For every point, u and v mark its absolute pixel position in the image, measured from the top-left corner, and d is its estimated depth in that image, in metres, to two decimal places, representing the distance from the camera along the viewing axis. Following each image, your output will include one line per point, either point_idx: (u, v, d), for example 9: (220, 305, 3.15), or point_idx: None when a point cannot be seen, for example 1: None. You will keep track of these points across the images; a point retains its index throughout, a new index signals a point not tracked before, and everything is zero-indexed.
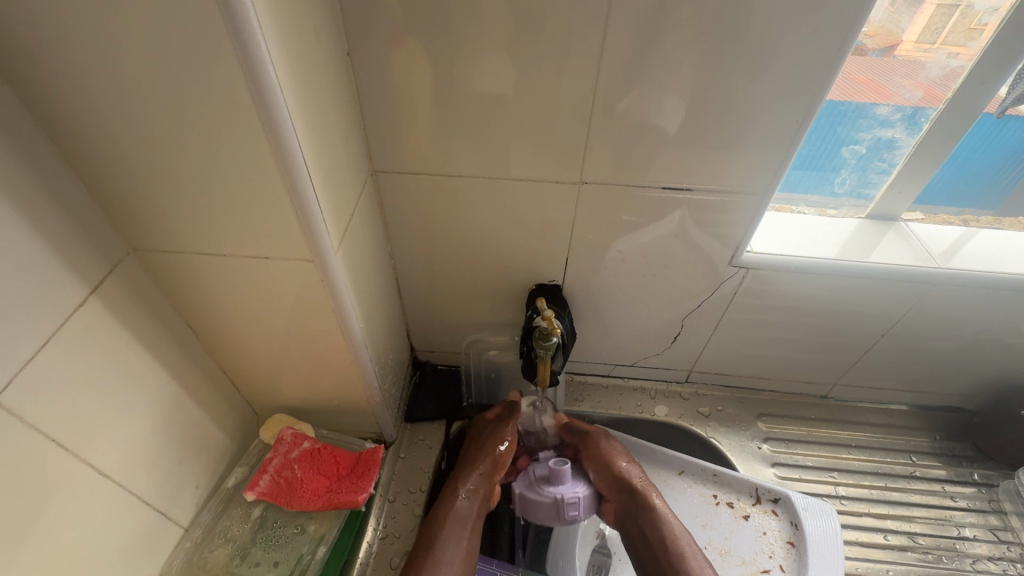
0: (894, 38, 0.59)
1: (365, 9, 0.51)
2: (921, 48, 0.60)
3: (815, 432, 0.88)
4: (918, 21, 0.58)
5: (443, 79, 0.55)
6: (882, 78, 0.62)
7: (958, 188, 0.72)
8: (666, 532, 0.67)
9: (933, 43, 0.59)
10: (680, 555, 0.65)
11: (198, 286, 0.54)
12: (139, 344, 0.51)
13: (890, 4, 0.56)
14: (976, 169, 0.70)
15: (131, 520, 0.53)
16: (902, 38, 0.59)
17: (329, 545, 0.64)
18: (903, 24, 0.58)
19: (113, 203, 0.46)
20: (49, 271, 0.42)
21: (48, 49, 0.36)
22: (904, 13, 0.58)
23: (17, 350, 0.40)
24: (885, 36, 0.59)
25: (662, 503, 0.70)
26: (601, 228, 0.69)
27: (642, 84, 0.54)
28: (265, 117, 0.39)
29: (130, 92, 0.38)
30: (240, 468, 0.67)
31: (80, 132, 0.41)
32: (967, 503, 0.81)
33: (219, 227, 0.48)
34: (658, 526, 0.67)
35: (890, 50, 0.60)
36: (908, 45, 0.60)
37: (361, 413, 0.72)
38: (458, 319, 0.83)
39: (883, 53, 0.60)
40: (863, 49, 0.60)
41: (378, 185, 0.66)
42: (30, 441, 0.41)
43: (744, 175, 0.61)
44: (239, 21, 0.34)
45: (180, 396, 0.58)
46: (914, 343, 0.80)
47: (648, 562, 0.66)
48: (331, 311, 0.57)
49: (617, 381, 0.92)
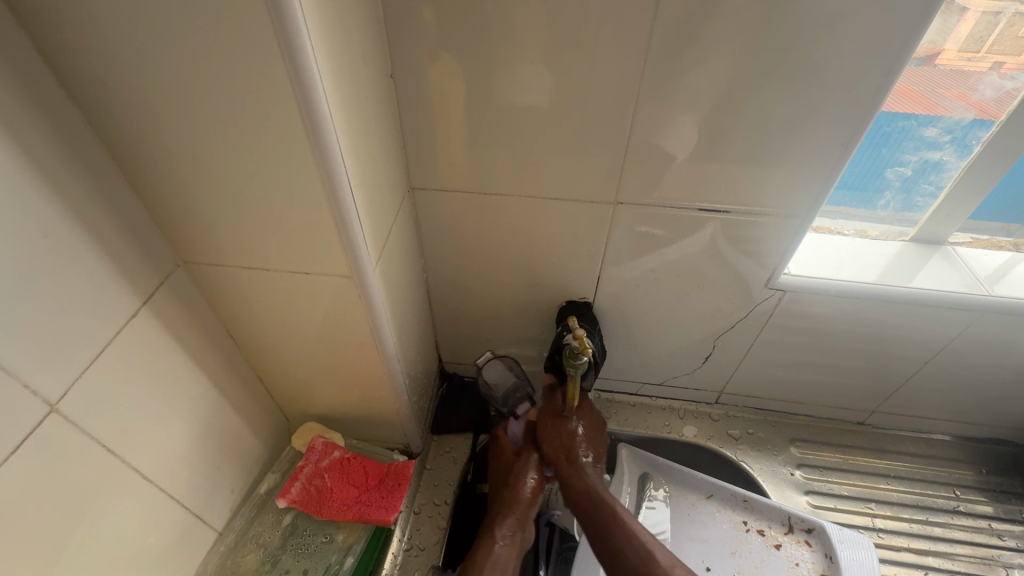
0: (936, 47, 0.56)
1: (411, 32, 0.52)
2: (965, 57, 0.57)
3: (850, 459, 0.85)
4: (962, 29, 0.55)
5: (483, 99, 0.56)
6: (927, 90, 0.59)
7: (1009, 210, 0.69)
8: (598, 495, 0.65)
9: (978, 51, 0.57)
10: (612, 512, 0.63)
11: (241, 297, 0.55)
12: (184, 352, 0.53)
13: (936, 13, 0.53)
14: None
15: (169, 524, 0.54)
16: (944, 47, 0.56)
17: (356, 556, 0.65)
18: (947, 33, 0.55)
19: (167, 217, 0.48)
20: (107, 283, 0.44)
21: (119, 74, 0.38)
22: (949, 23, 0.54)
23: (75, 358, 0.42)
24: (927, 46, 0.55)
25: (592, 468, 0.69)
26: (633, 247, 0.68)
27: (678, 105, 0.54)
28: (315, 139, 0.41)
29: (190, 114, 0.40)
30: (271, 475, 0.69)
31: (142, 151, 0.43)
32: (1017, 543, 0.77)
33: (264, 243, 0.49)
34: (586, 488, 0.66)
35: (931, 59, 0.57)
36: (950, 54, 0.57)
37: (390, 423, 0.73)
38: (487, 332, 0.84)
39: (924, 63, 0.57)
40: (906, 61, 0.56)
41: (414, 201, 0.67)
42: (84, 444, 0.43)
43: (784, 196, 0.60)
44: (296, 48, 0.36)
45: (220, 403, 0.60)
46: (960, 373, 0.77)
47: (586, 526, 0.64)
48: (367, 325, 0.58)
49: (644, 399, 0.91)
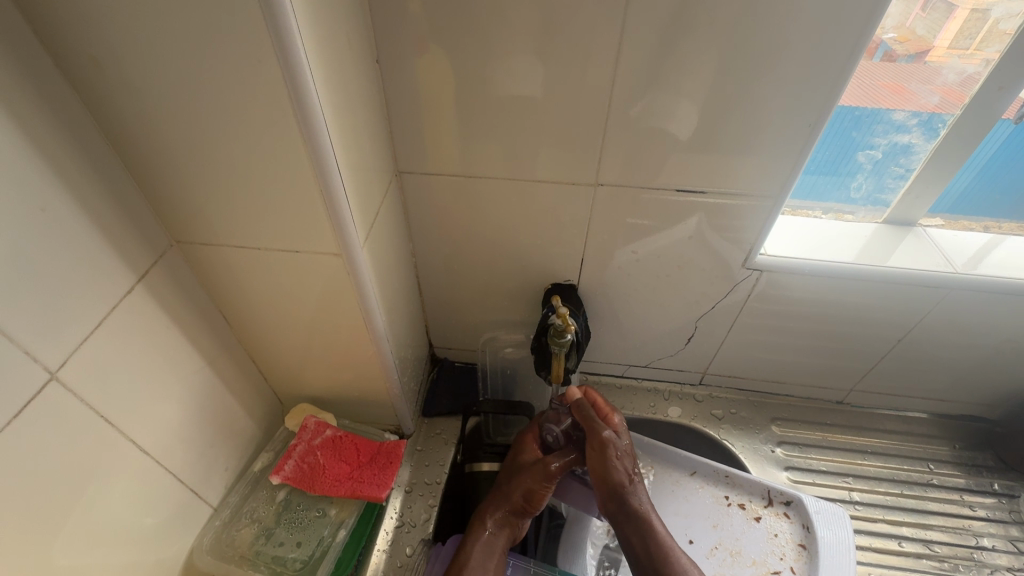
0: (925, 44, 0.60)
1: (394, 19, 0.54)
2: (955, 54, 0.60)
3: (830, 437, 0.87)
4: (950, 27, 0.59)
5: (466, 83, 0.58)
6: (913, 84, 0.62)
7: (977, 192, 0.72)
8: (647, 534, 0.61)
9: (968, 48, 0.59)
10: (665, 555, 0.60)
11: (233, 277, 0.57)
12: (178, 330, 0.55)
13: (919, 10, 0.57)
14: (998, 174, 0.69)
15: (166, 497, 0.56)
16: (933, 44, 0.60)
17: (348, 529, 0.66)
18: (936, 30, 0.59)
19: (159, 197, 0.49)
20: (103, 259, 0.45)
21: (110, 55, 0.40)
22: (934, 21, 0.58)
23: (73, 331, 0.43)
24: (914, 42, 0.59)
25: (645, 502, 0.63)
26: (615, 229, 0.70)
27: (654, 89, 0.56)
28: (302, 120, 0.42)
29: (180, 94, 0.42)
30: (265, 454, 0.70)
31: (135, 132, 0.44)
32: (987, 513, 0.80)
33: (255, 222, 0.51)
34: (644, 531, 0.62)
35: (921, 56, 0.60)
36: (940, 51, 0.60)
37: (381, 405, 0.75)
38: (476, 317, 0.86)
39: (914, 59, 0.61)
40: (893, 55, 0.60)
41: (401, 186, 0.69)
42: (82, 414, 0.45)
43: (757, 178, 0.63)
44: (282, 29, 0.37)
45: (214, 382, 0.61)
46: (932, 351, 0.79)
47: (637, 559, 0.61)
48: (356, 305, 0.59)
49: (631, 381, 0.93)
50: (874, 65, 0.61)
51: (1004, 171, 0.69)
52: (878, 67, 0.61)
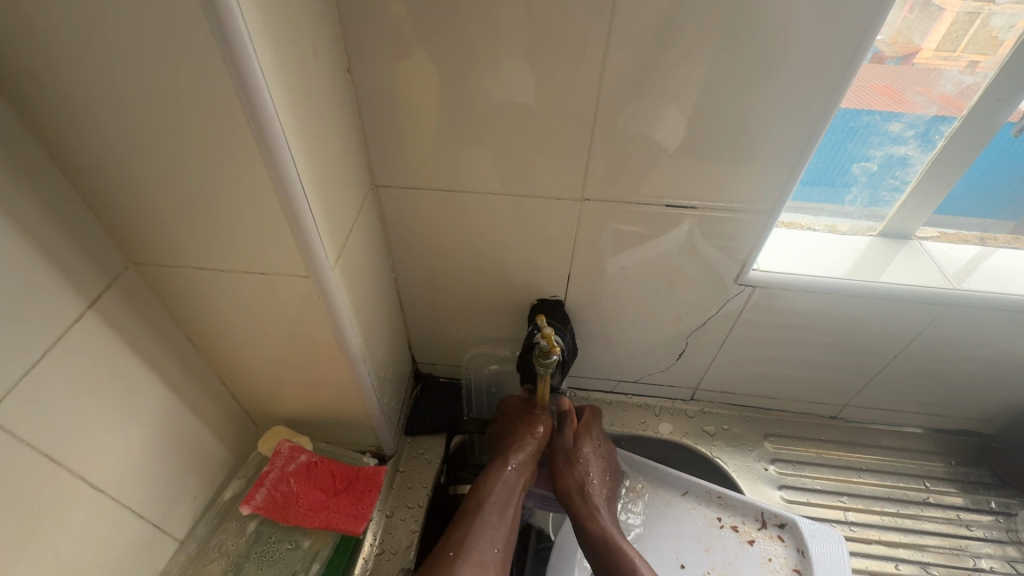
0: (913, 46, 0.57)
1: (366, 26, 0.51)
2: (941, 56, 0.57)
3: (824, 453, 0.85)
4: (937, 29, 0.56)
5: (442, 92, 0.55)
6: (901, 87, 0.59)
7: (973, 204, 0.70)
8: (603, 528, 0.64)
9: (953, 50, 0.57)
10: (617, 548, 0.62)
11: (196, 298, 0.54)
12: (136, 357, 0.51)
13: (909, 10, 0.54)
14: (995, 185, 0.67)
15: (125, 535, 0.52)
16: (920, 46, 0.57)
17: (322, 562, 0.63)
18: (923, 31, 0.56)
19: (111, 217, 0.46)
20: (46, 286, 0.42)
21: (46, 67, 0.36)
22: (923, 22, 0.55)
23: (12, 367, 0.40)
24: (903, 43, 0.57)
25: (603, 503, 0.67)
26: (603, 244, 0.68)
27: (641, 99, 0.54)
28: (260, 135, 0.39)
29: (127, 109, 0.38)
30: (237, 481, 0.67)
31: (80, 148, 0.41)
32: (984, 533, 0.78)
33: (217, 244, 0.48)
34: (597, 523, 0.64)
35: (909, 58, 0.58)
36: (928, 53, 0.57)
37: (360, 426, 0.72)
38: (460, 332, 0.83)
39: (902, 61, 0.58)
40: (882, 57, 0.57)
41: (379, 199, 0.66)
42: (24, 455, 0.42)
43: (749, 191, 0.61)
44: (233, 38, 0.34)
45: (178, 409, 0.58)
46: (928, 366, 0.77)
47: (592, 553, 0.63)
48: (329, 326, 0.56)
49: (621, 397, 0.90)
50: (863, 66, 0.57)
51: (1002, 179, 0.66)
52: (867, 68, 0.58)
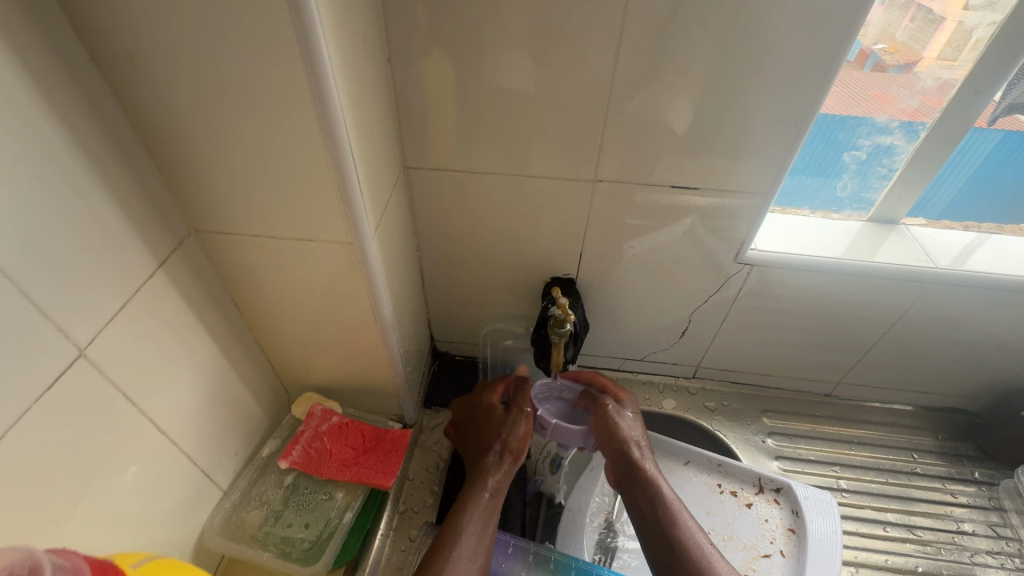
0: (914, 55, 0.64)
1: (404, 20, 0.57)
2: (943, 64, 0.63)
3: (819, 428, 0.91)
4: (938, 38, 0.62)
5: (471, 82, 0.61)
6: (895, 91, 0.66)
7: (974, 203, 0.76)
8: (659, 501, 0.63)
9: (956, 59, 0.63)
10: (671, 519, 0.61)
11: (245, 266, 0.59)
12: (193, 315, 0.57)
13: (909, 20, 0.62)
14: (999, 186, 0.73)
15: (180, 477, 0.58)
16: (922, 55, 0.63)
17: (355, 511, 0.68)
18: (923, 41, 0.63)
19: (179, 186, 0.52)
20: (127, 244, 0.48)
21: (141, 50, 0.42)
22: (922, 32, 0.62)
23: (100, 312, 0.45)
24: (904, 53, 0.63)
25: (656, 470, 0.65)
26: (612, 224, 0.73)
27: (652, 88, 0.59)
28: (321, 111, 0.45)
29: (206, 87, 0.44)
30: (273, 440, 0.73)
31: (160, 123, 0.47)
32: (968, 500, 0.84)
33: (270, 212, 0.53)
34: (650, 494, 0.63)
35: (910, 67, 0.64)
36: (928, 62, 0.64)
37: (386, 394, 0.77)
38: (477, 310, 0.88)
39: (903, 69, 0.65)
40: (884, 65, 0.64)
41: (408, 181, 0.71)
42: (105, 392, 0.47)
43: (748, 175, 0.66)
44: (306, 25, 0.40)
45: (225, 367, 0.64)
46: (916, 344, 0.82)
47: (646, 525, 0.62)
48: (364, 294, 0.62)
49: (627, 375, 0.96)
50: (865, 75, 0.65)
51: (1004, 179, 0.72)
52: (869, 76, 0.65)
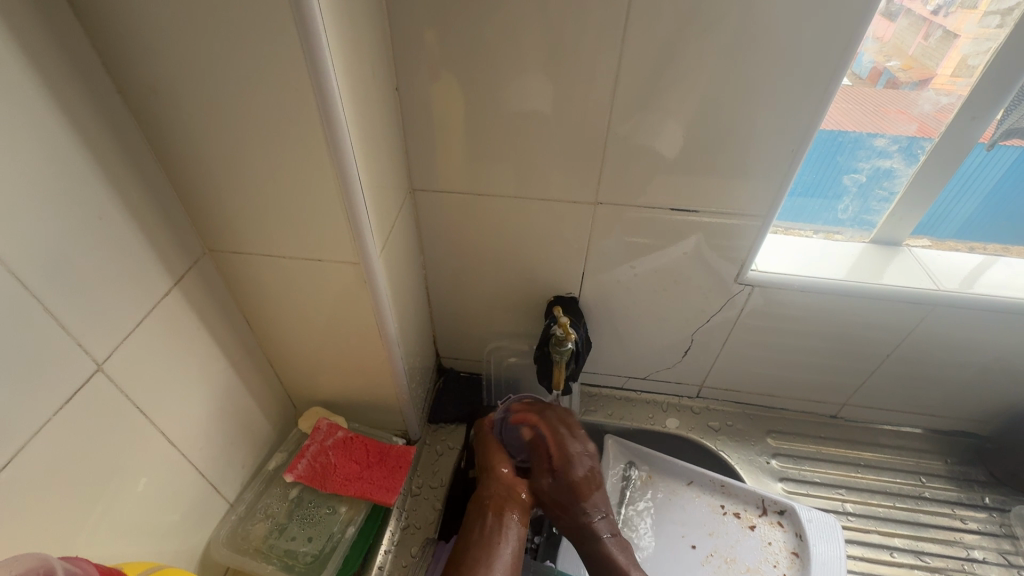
0: (928, 72, 0.64)
1: (413, 52, 0.60)
2: (957, 82, 0.63)
3: (824, 449, 0.90)
4: (953, 56, 0.62)
5: (476, 108, 0.63)
6: (903, 109, 0.66)
7: (987, 222, 0.76)
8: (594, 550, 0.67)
9: (971, 77, 0.62)
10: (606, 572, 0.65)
11: (256, 284, 0.62)
12: (206, 331, 0.59)
13: (921, 38, 0.62)
14: (1014, 208, 0.73)
15: (189, 488, 0.60)
16: (936, 72, 0.64)
17: (357, 526, 0.70)
18: (937, 59, 0.63)
19: (197, 209, 0.54)
20: (145, 263, 0.50)
21: (165, 83, 0.45)
22: (937, 49, 0.63)
23: (119, 328, 0.48)
24: (917, 69, 0.64)
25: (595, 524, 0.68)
26: (613, 246, 0.75)
27: (650, 115, 0.61)
28: (332, 140, 0.47)
29: (224, 117, 0.47)
30: (279, 453, 0.74)
31: (181, 150, 0.50)
32: (979, 526, 0.82)
33: (281, 233, 0.56)
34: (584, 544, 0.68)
35: (925, 83, 0.65)
36: (944, 78, 0.64)
37: (390, 409, 0.79)
38: (481, 328, 0.90)
39: (917, 86, 0.65)
40: (897, 82, 0.65)
41: (416, 202, 0.74)
42: (121, 404, 0.49)
43: (747, 199, 0.67)
44: (319, 62, 0.43)
45: (235, 381, 0.65)
46: (921, 367, 0.82)
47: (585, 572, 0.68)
48: (370, 312, 0.63)
49: (631, 394, 0.96)
50: (879, 92, 0.66)
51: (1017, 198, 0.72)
52: (882, 93, 0.66)
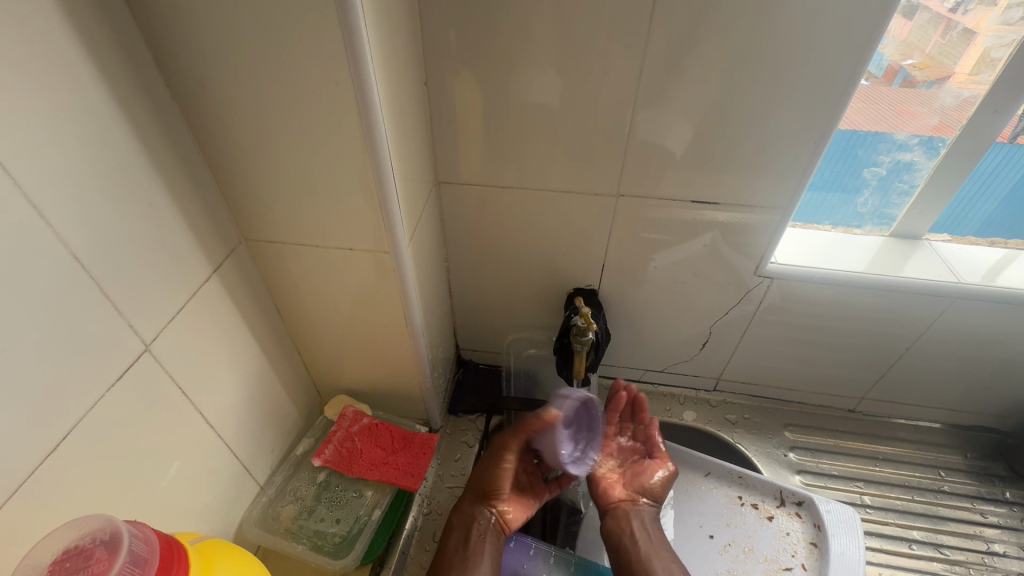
0: (945, 70, 0.64)
1: (441, 47, 0.61)
2: (975, 80, 0.63)
3: (843, 443, 0.90)
4: (970, 54, 0.62)
5: (501, 102, 0.65)
6: (919, 106, 0.66)
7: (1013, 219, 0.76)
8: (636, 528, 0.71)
9: (990, 75, 0.62)
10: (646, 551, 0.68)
11: (287, 273, 0.64)
12: (241, 318, 0.61)
13: (939, 36, 0.63)
14: None
15: (223, 469, 0.62)
16: (953, 71, 0.64)
17: (383, 509, 0.71)
18: (954, 57, 0.63)
19: (235, 199, 0.56)
20: (187, 250, 0.52)
21: (210, 78, 0.47)
22: (953, 48, 0.63)
23: (164, 312, 0.50)
24: (934, 68, 0.64)
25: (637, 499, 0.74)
26: (633, 239, 0.76)
27: (673, 108, 0.62)
28: (367, 132, 0.49)
29: (264, 109, 0.49)
30: (307, 439, 0.77)
31: (222, 142, 0.52)
32: (999, 520, 0.82)
33: (314, 223, 0.58)
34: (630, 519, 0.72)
35: (942, 82, 0.65)
36: (962, 77, 0.64)
37: (413, 398, 0.80)
38: (501, 320, 0.91)
39: (934, 85, 0.65)
40: (913, 81, 0.65)
41: (440, 195, 0.75)
42: (165, 385, 0.51)
43: (767, 191, 0.68)
44: (357, 56, 0.44)
45: (266, 367, 0.68)
46: (941, 362, 0.82)
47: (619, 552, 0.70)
48: (397, 302, 0.65)
49: (648, 387, 0.97)
50: (894, 91, 0.66)
51: None
52: (899, 92, 0.66)
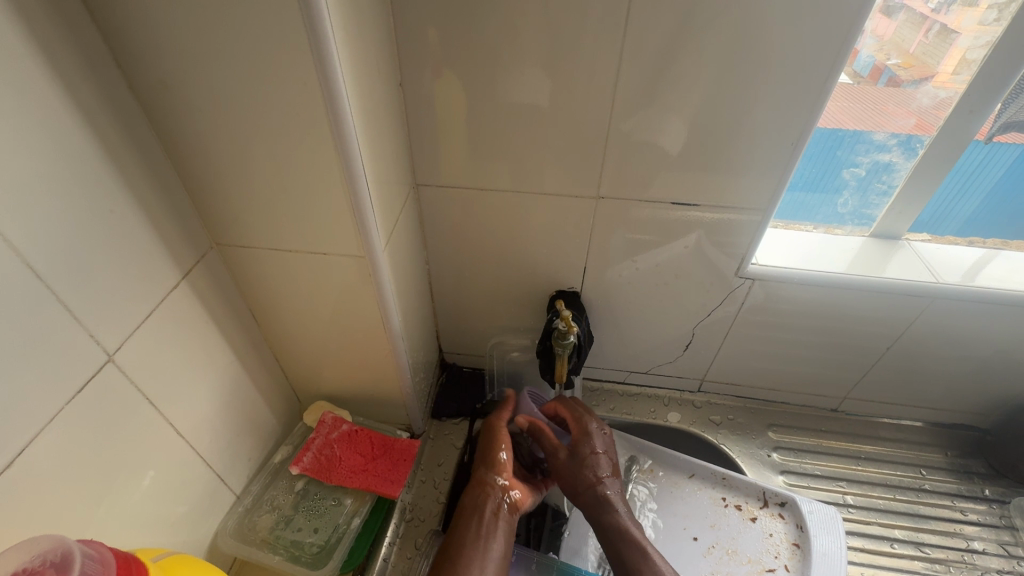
0: (929, 70, 0.64)
1: (416, 48, 0.60)
2: (958, 80, 0.63)
3: (826, 442, 0.91)
4: (953, 55, 0.62)
5: (479, 104, 0.64)
6: (899, 105, 0.67)
7: (988, 218, 0.76)
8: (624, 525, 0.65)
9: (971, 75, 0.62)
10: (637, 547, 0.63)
11: (261, 278, 0.62)
12: (213, 324, 0.60)
13: (922, 36, 0.63)
14: (1014, 204, 0.74)
15: (196, 479, 0.60)
16: (936, 70, 0.64)
17: (362, 517, 0.70)
18: (937, 57, 0.63)
19: (204, 203, 0.55)
20: (153, 256, 0.51)
21: (173, 78, 0.46)
22: (936, 48, 0.63)
23: (129, 321, 0.49)
24: (918, 67, 0.64)
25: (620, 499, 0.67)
26: (614, 241, 0.75)
27: (652, 109, 0.62)
28: (337, 134, 0.48)
29: (230, 111, 0.47)
30: (285, 446, 0.75)
31: (188, 145, 0.50)
32: (978, 517, 0.83)
33: (286, 227, 0.57)
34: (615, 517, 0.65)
35: (926, 81, 0.65)
36: (945, 77, 0.64)
37: (394, 403, 0.79)
38: (484, 323, 0.90)
39: (918, 84, 0.65)
40: (897, 81, 0.66)
41: (419, 197, 0.74)
42: (131, 395, 0.50)
43: (747, 192, 0.68)
44: (325, 57, 0.43)
45: (241, 374, 0.66)
46: (921, 361, 0.83)
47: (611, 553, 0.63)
48: (374, 306, 0.64)
49: (632, 388, 0.97)
50: (880, 90, 0.66)
51: (1015, 196, 0.73)
52: (883, 91, 0.66)
